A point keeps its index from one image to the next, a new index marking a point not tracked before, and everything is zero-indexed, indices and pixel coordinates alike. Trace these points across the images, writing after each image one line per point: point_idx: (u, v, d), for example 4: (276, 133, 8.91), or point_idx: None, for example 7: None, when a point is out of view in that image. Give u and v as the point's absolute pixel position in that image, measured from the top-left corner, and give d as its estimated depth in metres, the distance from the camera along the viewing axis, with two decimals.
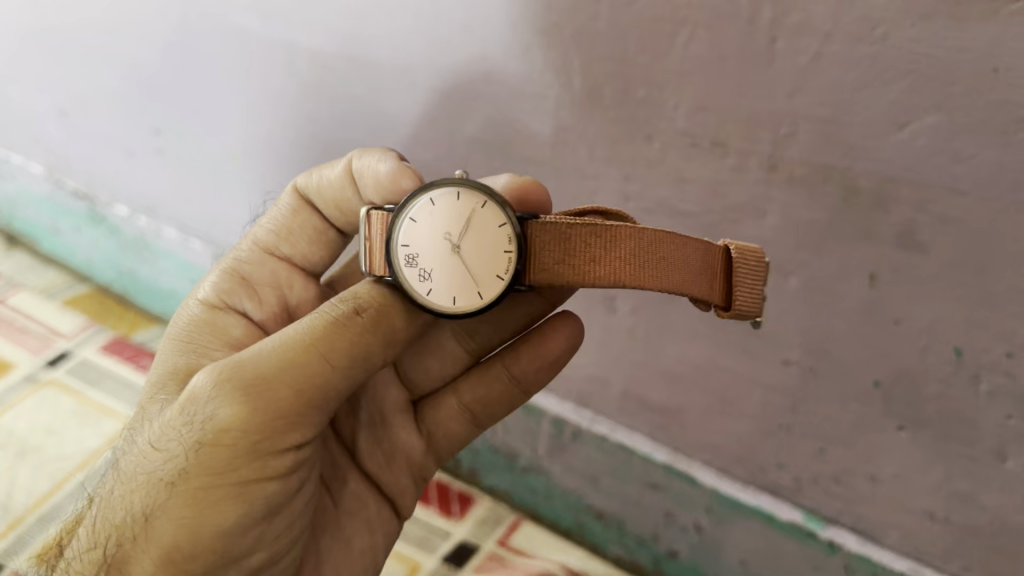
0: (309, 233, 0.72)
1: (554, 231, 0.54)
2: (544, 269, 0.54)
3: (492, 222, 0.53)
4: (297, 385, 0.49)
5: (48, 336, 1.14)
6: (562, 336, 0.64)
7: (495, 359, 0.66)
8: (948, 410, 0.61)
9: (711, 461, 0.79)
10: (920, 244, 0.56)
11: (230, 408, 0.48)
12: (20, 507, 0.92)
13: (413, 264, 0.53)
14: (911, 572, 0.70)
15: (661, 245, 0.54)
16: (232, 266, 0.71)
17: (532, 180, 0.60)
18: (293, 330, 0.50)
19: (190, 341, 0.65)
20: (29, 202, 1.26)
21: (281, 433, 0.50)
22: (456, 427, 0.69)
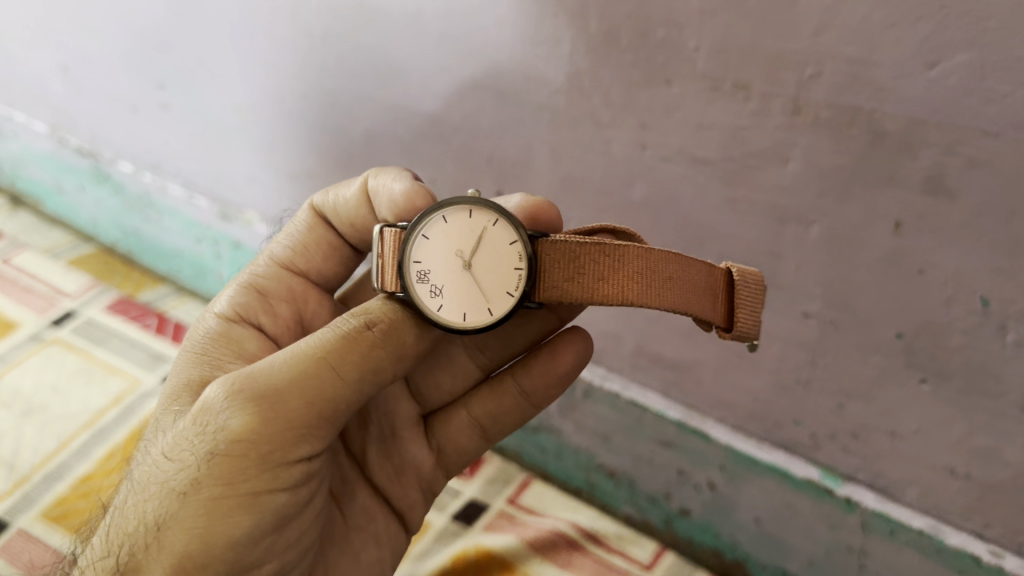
0: (323, 249, 0.71)
1: (565, 249, 0.53)
2: (552, 288, 0.53)
3: (505, 239, 0.53)
4: (310, 396, 0.47)
5: (53, 296, 1.13)
6: (571, 353, 0.62)
7: (506, 373, 0.64)
8: (973, 362, 0.59)
9: (726, 419, 0.77)
10: (948, 189, 0.53)
11: (243, 418, 0.47)
12: (26, 466, 0.91)
13: (424, 280, 0.52)
14: (929, 531, 0.68)
15: (668, 264, 0.54)
16: (249, 280, 0.69)
17: (543, 200, 0.59)
18: (305, 344, 0.49)
19: (206, 354, 0.62)
20: (33, 161, 1.24)
21: (293, 444, 0.48)
22: (466, 440, 0.67)
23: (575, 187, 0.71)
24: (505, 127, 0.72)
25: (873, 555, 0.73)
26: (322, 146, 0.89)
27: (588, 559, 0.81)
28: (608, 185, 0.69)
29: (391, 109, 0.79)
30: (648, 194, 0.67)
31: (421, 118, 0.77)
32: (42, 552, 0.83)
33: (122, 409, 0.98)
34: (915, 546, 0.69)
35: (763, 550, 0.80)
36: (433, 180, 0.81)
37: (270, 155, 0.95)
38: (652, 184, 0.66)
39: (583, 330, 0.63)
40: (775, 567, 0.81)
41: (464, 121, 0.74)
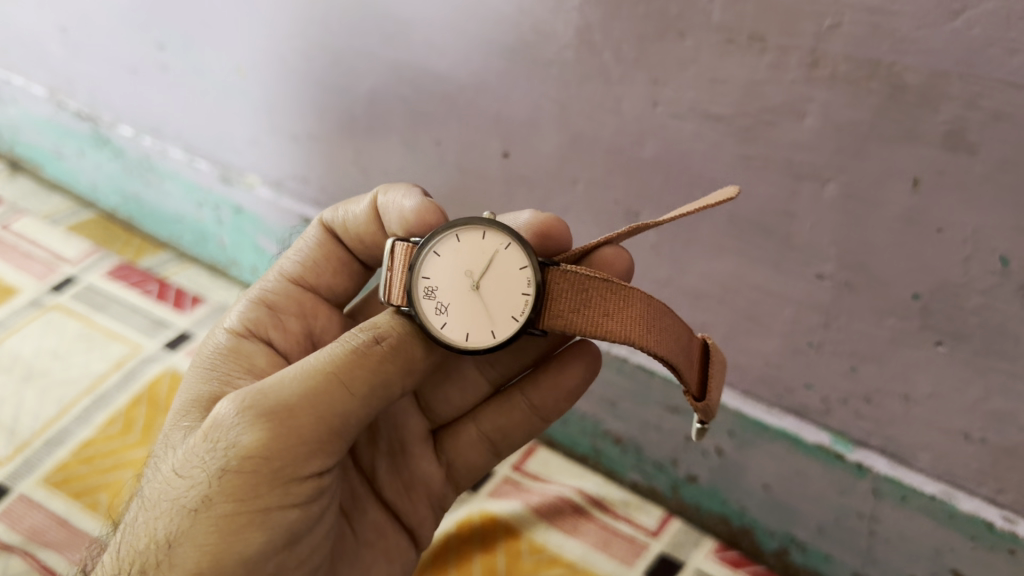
0: (333, 264, 0.70)
1: (574, 280, 0.52)
2: (557, 316, 0.52)
3: (515, 263, 0.52)
4: (320, 410, 0.47)
5: (52, 262, 1.11)
6: (579, 368, 0.61)
7: (514, 388, 0.63)
8: (990, 323, 0.58)
9: (735, 383, 0.76)
10: (969, 144, 0.52)
11: (255, 433, 0.46)
12: (26, 431, 0.90)
13: (431, 296, 0.51)
14: (942, 496, 0.67)
15: (662, 315, 0.54)
16: (258, 295, 0.68)
17: (553, 217, 0.59)
18: (313, 360, 0.48)
19: (215, 368, 0.61)
20: (32, 125, 1.23)
21: (305, 459, 0.47)
22: (475, 456, 0.66)
23: (584, 146, 0.69)
24: (511, 85, 0.70)
25: (884, 521, 0.72)
26: (324, 106, 0.87)
27: (594, 525, 0.81)
28: (618, 144, 0.67)
29: (395, 67, 0.77)
30: (659, 152, 0.65)
31: (425, 76, 0.75)
32: (43, 517, 0.82)
33: (123, 374, 0.97)
34: (927, 512, 0.69)
35: (770, 517, 0.80)
36: (438, 140, 0.79)
37: (270, 117, 0.94)
38: (663, 143, 0.65)
39: (592, 346, 0.61)
40: (783, 534, 0.80)
41: (470, 79, 0.72)
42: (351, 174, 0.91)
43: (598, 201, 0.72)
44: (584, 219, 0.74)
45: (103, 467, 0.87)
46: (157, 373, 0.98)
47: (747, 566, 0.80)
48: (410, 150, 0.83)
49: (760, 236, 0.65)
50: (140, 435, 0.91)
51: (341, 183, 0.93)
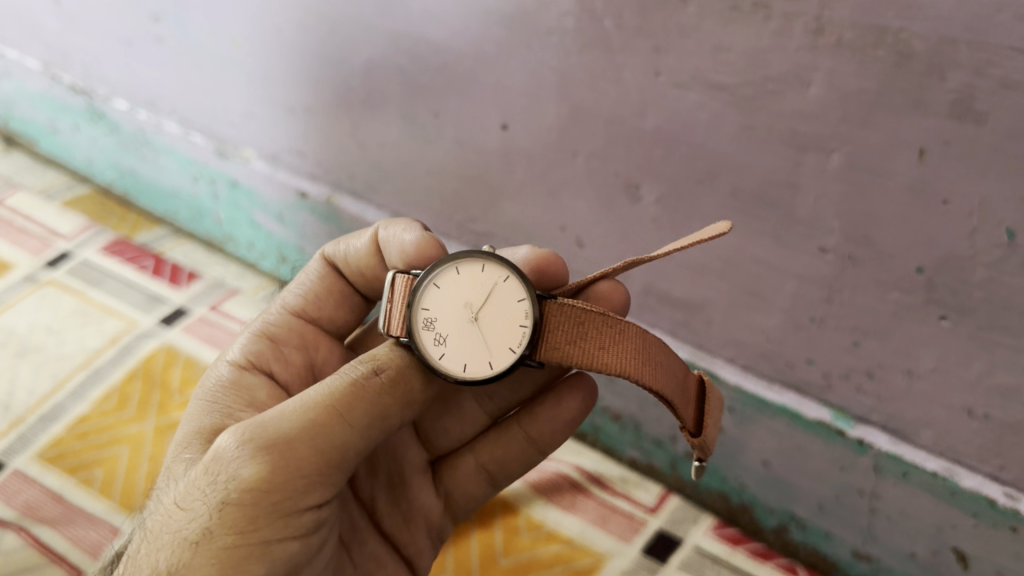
0: (335, 296, 0.69)
1: (571, 313, 0.53)
2: (555, 348, 0.53)
3: (513, 295, 0.52)
4: (320, 442, 0.46)
5: (47, 237, 1.10)
6: (575, 399, 0.61)
7: (512, 420, 0.62)
8: (996, 296, 0.57)
9: (735, 359, 0.75)
10: (976, 113, 0.51)
11: (255, 467, 0.45)
12: (20, 407, 0.89)
13: (430, 327, 0.52)
14: (943, 473, 0.67)
15: (656, 350, 0.55)
16: (261, 327, 0.67)
17: (550, 252, 0.59)
18: (313, 393, 0.48)
19: (216, 401, 0.60)
20: (26, 99, 1.22)
21: (306, 492, 0.47)
22: (474, 487, 0.65)
23: (584, 118, 0.68)
24: (511, 54, 0.69)
25: (885, 499, 0.71)
26: (320, 78, 0.86)
27: (592, 501, 0.81)
28: (620, 116, 0.66)
29: (394, 37, 0.76)
30: (661, 124, 0.64)
31: (423, 46, 0.74)
32: (38, 492, 0.82)
33: (119, 350, 0.96)
34: (928, 489, 0.68)
35: (770, 494, 0.79)
36: (437, 112, 0.78)
37: (267, 89, 0.92)
38: (665, 114, 0.64)
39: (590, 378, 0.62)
40: (782, 511, 0.79)
41: (469, 49, 0.71)
42: (347, 147, 0.90)
43: (598, 174, 0.71)
44: (585, 193, 0.73)
45: (98, 443, 0.87)
46: (153, 349, 0.97)
47: (746, 544, 0.80)
48: (407, 122, 0.82)
49: (763, 209, 0.64)
50: (135, 411, 0.90)
51: (338, 156, 0.92)
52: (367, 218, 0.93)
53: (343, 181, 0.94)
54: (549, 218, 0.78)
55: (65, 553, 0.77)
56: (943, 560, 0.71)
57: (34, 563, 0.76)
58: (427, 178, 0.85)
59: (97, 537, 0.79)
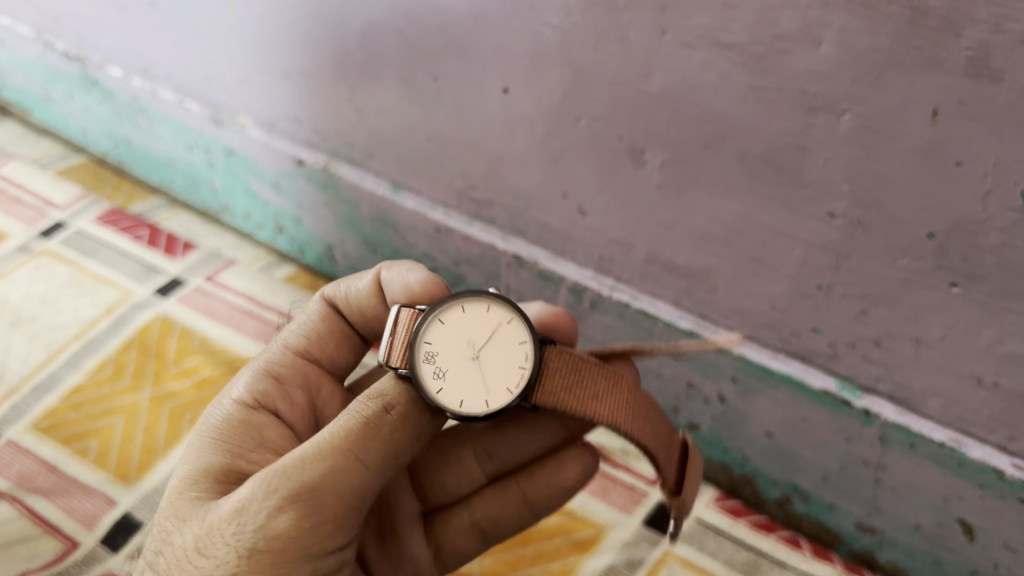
0: (337, 337, 0.69)
1: (568, 361, 0.53)
2: (549, 391, 0.52)
3: (515, 337, 0.53)
4: (344, 489, 0.47)
5: (41, 207, 1.08)
6: (575, 466, 0.61)
7: (511, 479, 0.63)
8: (1009, 261, 0.56)
9: (739, 328, 0.74)
10: (993, 71, 0.49)
11: (286, 516, 0.46)
12: (14, 376, 0.88)
13: (431, 360, 0.52)
14: (951, 444, 0.66)
15: (643, 410, 0.55)
16: (264, 366, 0.66)
17: (562, 312, 0.62)
18: (329, 435, 0.48)
19: (224, 441, 0.58)
20: (18, 68, 1.19)
21: (329, 538, 0.47)
22: (465, 542, 0.65)
23: (586, 81, 0.67)
24: (512, 15, 0.67)
25: (890, 470, 0.70)
26: (317, 42, 0.84)
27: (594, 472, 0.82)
28: (624, 79, 0.65)
29: None
30: (666, 85, 0.63)
31: (422, 7, 0.72)
32: (31, 463, 0.81)
33: (114, 320, 0.95)
34: (935, 459, 0.67)
35: (773, 466, 0.79)
36: (436, 76, 0.76)
37: (262, 54, 0.90)
38: (671, 75, 0.62)
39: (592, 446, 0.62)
40: (786, 483, 0.79)
41: (469, 10, 0.69)
42: (344, 113, 0.88)
43: (600, 138, 0.70)
44: (587, 158, 0.72)
45: (93, 413, 0.85)
46: (149, 320, 0.95)
47: (748, 516, 0.80)
48: (406, 87, 0.80)
49: (772, 173, 0.62)
50: (131, 380, 0.89)
51: (336, 123, 0.90)
52: (365, 185, 0.92)
53: (340, 148, 0.92)
54: (550, 185, 0.76)
55: (58, 523, 0.76)
56: (949, 533, 0.70)
57: (27, 534, 0.75)
58: (426, 144, 0.83)
59: (91, 508, 0.78)
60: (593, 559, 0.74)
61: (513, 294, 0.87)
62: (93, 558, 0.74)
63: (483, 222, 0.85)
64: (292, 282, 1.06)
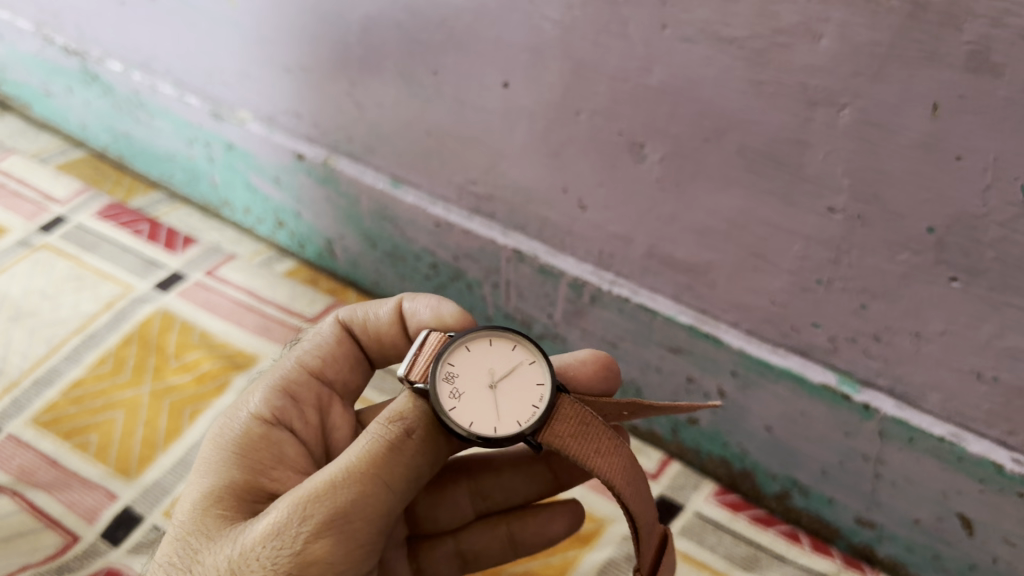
0: (351, 361, 0.68)
1: (579, 413, 0.53)
2: (556, 436, 0.52)
3: (535, 378, 0.53)
4: (373, 514, 0.49)
5: (42, 202, 1.08)
6: (562, 522, 0.67)
7: (501, 520, 0.68)
8: (1009, 256, 0.56)
9: (739, 322, 0.74)
10: (993, 65, 0.49)
11: (323, 544, 0.48)
12: (14, 371, 0.88)
13: (449, 380, 0.53)
14: (950, 438, 0.66)
15: (637, 479, 0.55)
16: (280, 381, 0.65)
17: (607, 356, 0.64)
18: (355, 458, 0.50)
19: (245, 458, 0.58)
20: (19, 62, 1.19)
21: (359, 559, 0.50)
22: (444, 567, 0.69)
23: (586, 76, 0.67)
24: (512, 9, 0.67)
25: (889, 464, 0.71)
26: (317, 36, 0.84)
27: None
28: (624, 73, 0.65)
29: None
30: (667, 80, 0.63)
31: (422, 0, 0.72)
32: (32, 457, 0.81)
33: (114, 314, 0.95)
34: (934, 454, 0.67)
35: (772, 460, 0.79)
36: (436, 70, 0.76)
37: (262, 48, 0.90)
38: (671, 70, 0.62)
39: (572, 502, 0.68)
40: (785, 477, 0.79)
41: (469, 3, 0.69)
42: (345, 107, 0.88)
43: (600, 132, 0.70)
44: (587, 153, 0.72)
45: (93, 408, 0.85)
46: (149, 314, 0.95)
47: (747, 510, 0.81)
48: (406, 81, 0.80)
49: (772, 167, 0.62)
50: (131, 375, 0.89)
51: (336, 117, 0.90)
52: (364, 180, 0.92)
53: (340, 143, 0.92)
54: (550, 180, 0.76)
55: (59, 517, 0.76)
56: (949, 527, 0.70)
57: (28, 528, 0.75)
58: (426, 139, 0.83)
59: (91, 502, 0.78)
60: (595, 552, 0.76)
61: (513, 288, 0.87)
62: (94, 552, 0.74)
63: (483, 216, 0.85)
64: (291, 277, 1.06)
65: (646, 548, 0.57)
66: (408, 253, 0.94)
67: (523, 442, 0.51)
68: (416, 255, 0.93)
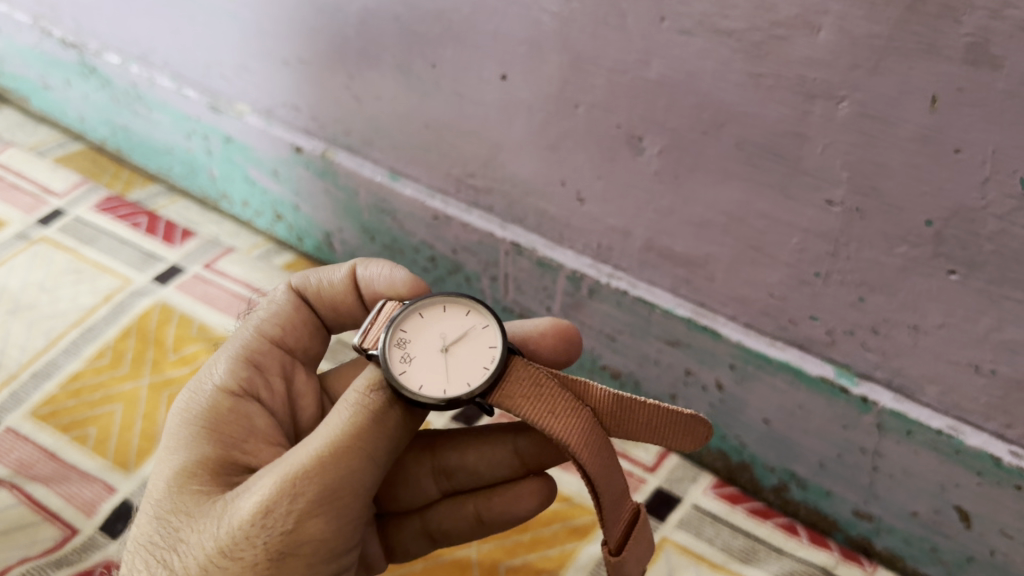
0: (309, 328, 0.69)
1: (534, 376, 0.54)
2: (509, 397, 0.54)
3: (488, 341, 0.55)
4: (360, 488, 0.51)
5: (39, 194, 1.08)
6: (532, 500, 0.64)
7: (468, 497, 0.66)
8: (1008, 248, 0.56)
9: (737, 315, 0.74)
10: (992, 57, 0.49)
11: (315, 520, 0.50)
12: (13, 364, 0.88)
13: (402, 346, 0.55)
14: (948, 431, 0.66)
15: (600, 445, 0.56)
16: (243, 352, 0.65)
17: (567, 323, 0.65)
18: (338, 431, 0.50)
19: (222, 430, 0.58)
20: (16, 55, 1.19)
21: (348, 532, 0.52)
22: (415, 545, 0.69)
23: (585, 68, 0.67)
24: (511, 1, 0.67)
25: (887, 457, 0.71)
26: (315, 29, 0.83)
27: None
28: (622, 65, 0.65)
29: None
30: (664, 72, 0.63)
31: None
32: (31, 450, 0.81)
33: (113, 307, 0.95)
34: (932, 447, 0.67)
35: (769, 452, 0.79)
36: (434, 62, 0.76)
37: (260, 41, 0.90)
38: (670, 62, 0.62)
39: (547, 477, 0.65)
40: (783, 469, 0.79)
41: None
42: (344, 100, 0.88)
43: (599, 125, 0.69)
44: (585, 145, 0.72)
45: (92, 401, 0.86)
46: (147, 307, 0.95)
47: (744, 502, 0.82)
48: (404, 74, 0.80)
49: (771, 160, 0.62)
50: (130, 368, 0.89)
51: (335, 110, 0.90)
52: (363, 173, 0.92)
53: (339, 136, 0.92)
54: (548, 172, 0.76)
55: (58, 510, 0.76)
56: (946, 519, 0.71)
57: (27, 521, 0.75)
58: (424, 132, 0.83)
59: (91, 494, 0.78)
60: (591, 545, 0.76)
61: (512, 281, 0.87)
62: (92, 545, 0.74)
63: (482, 210, 0.85)
64: (290, 269, 1.06)
65: (610, 517, 0.58)
66: (408, 246, 0.94)
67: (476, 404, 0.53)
68: (416, 248, 0.93)
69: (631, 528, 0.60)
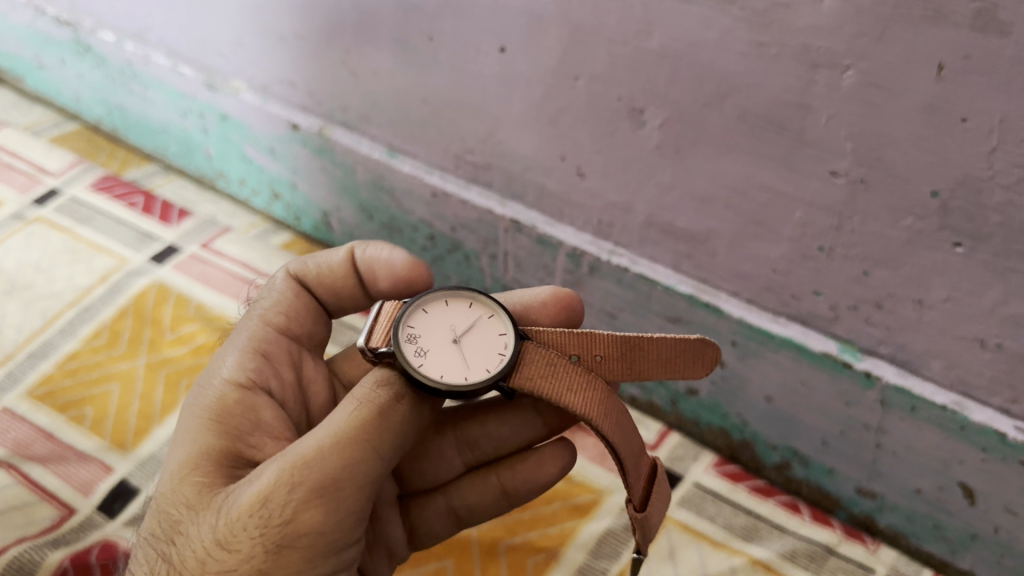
0: (310, 313, 0.68)
1: (545, 356, 0.55)
2: (525, 379, 0.54)
3: (496, 329, 0.55)
4: (361, 482, 0.49)
5: (36, 174, 1.06)
6: (554, 464, 0.64)
7: (490, 469, 0.65)
8: (1014, 220, 0.55)
9: (739, 291, 0.73)
10: (1000, 23, 0.48)
11: (313, 512, 0.48)
12: (8, 344, 0.87)
13: (413, 340, 0.54)
14: (953, 406, 0.65)
15: (617, 412, 0.57)
16: (252, 343, 0.64)
17: (568, 292, 0.64)
18: (340, 424, 0.50)
19: (228, 424, 0.57)
20: (10, 32, 1.18)
21: (350, 527, 0.50)
22: (438, 526, 0.67)
23: (585, 39, 0.66)
24: None
25: (890, 434, 0.70)
26: (311, 3, 0.82)
27: (592, 439, 0.83)
28: (624, 36, 0.63)
29: None
30: (667, 43, 0.62)
31: None
32: (27, 431, 0.80)
33: (110, 287, 0.94)
34: (937, 423, 0.66)
35: (772, 430, 0.78)
36: (432, 35, 0.75)
37: (256, 16, 0.88)
38: (672, 33, 0.61)
39: (567, 443, 0.65)
40: (785, 447, 0.79)
41: None
42: (341, 75, 0.87)
43: (600, 98, 0.68)
44: (586, 117, 0.71)
45: (89, 380, 0.85)
46: (144, 287, 0.94)
47: (746, 480, 0.81)
48: (402, 48, 0.79)
49: (774, 132, 0.61)
50: (128, 348, 0.88)
51: (331, 86, 0.89)
52: (361, 150, 0.91)
53: (335, 112, 0.91)
54: (548, 147, 0.75)
55: (55, 490, 0.75)
56: (950, 496, 0.70)
57: (24, 501, 0.74)
58: (422, 108, 0.82)
59: (87, 475, 0.77)
60: (592, 524, 0.76)
61: (512, 259, 0.86)
62: (90, 525, 0.73)
63: (480, 186, 0.84)
64: (288, 249, 1.06)
65: (634, 477, 0.58)
66: (406, 224, 0.93)
67: (496, 386, 0.53)
68: (414, 226, 0.92)
69: (652, 486, 0.60)
